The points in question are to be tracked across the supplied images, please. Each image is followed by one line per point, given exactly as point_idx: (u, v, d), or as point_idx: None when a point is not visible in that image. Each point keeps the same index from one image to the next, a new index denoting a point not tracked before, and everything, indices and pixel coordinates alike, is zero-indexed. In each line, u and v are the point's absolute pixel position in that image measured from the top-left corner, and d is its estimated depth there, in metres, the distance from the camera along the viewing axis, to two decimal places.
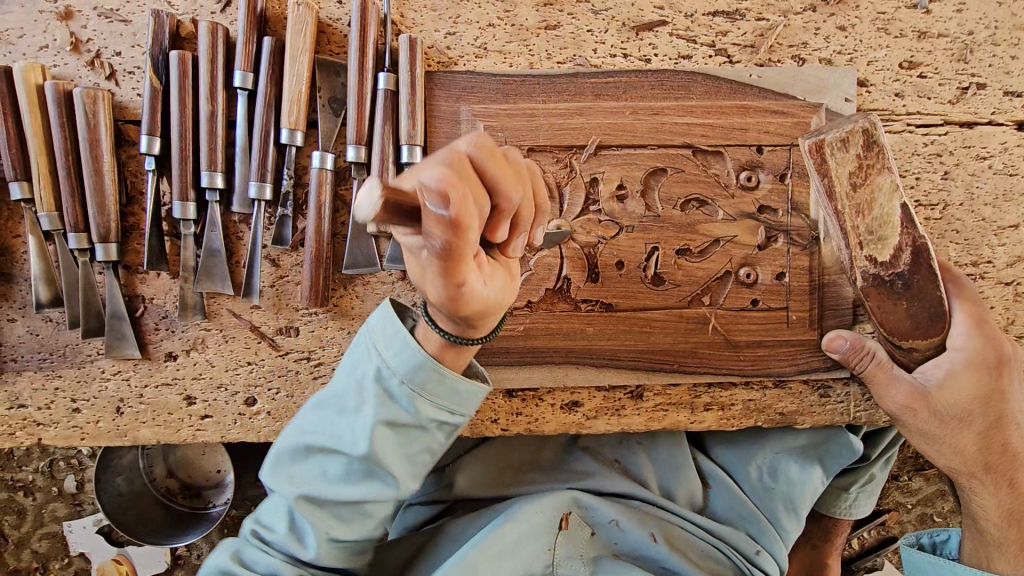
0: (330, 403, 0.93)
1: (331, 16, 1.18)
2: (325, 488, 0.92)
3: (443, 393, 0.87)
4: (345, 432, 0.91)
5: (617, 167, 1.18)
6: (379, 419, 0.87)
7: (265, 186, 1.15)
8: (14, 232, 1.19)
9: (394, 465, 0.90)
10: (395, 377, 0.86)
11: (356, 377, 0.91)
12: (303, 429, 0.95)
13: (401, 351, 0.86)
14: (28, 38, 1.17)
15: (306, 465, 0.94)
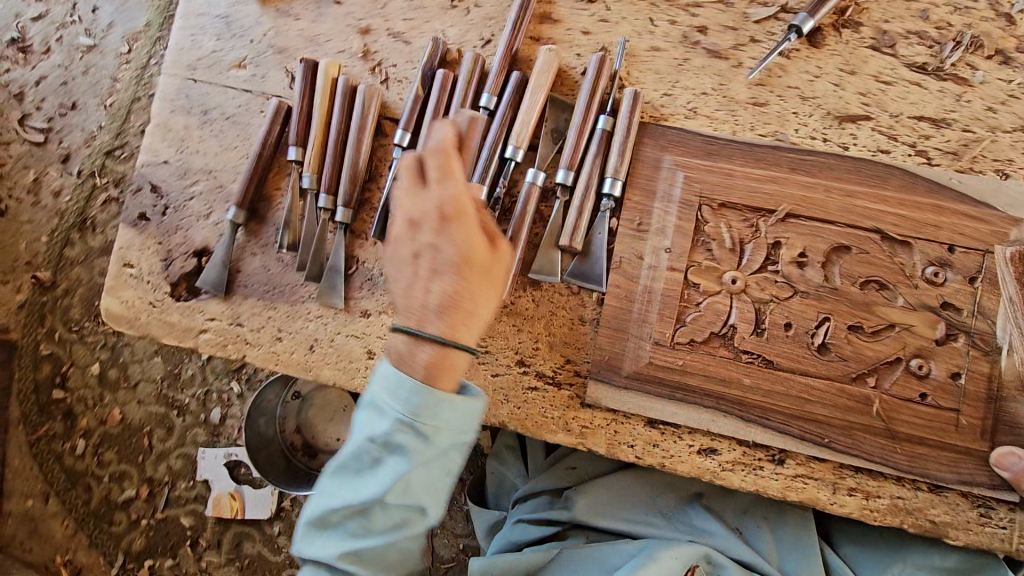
0: (347, 461, 1.00)
1: (569, 65, 1.41)
2: (354, 546, 0.99)
3: (445, 421, 0.96)
4: (368, 482, 0.98)
5: (802, 236, 1.25)
6: (396, 473, 0.96)
7: (482, 188, 1.34)
8: (277, 185, 1.47)
9: (421, 493, 0.98)
10: (410, 422, 0.96)
11: (365, 436, 0.99)
12: (322, 497, 1.02)
13: (403, 394, 0.96)
14: (332, 42, 1.49)
15: (332, 533, 1.00)
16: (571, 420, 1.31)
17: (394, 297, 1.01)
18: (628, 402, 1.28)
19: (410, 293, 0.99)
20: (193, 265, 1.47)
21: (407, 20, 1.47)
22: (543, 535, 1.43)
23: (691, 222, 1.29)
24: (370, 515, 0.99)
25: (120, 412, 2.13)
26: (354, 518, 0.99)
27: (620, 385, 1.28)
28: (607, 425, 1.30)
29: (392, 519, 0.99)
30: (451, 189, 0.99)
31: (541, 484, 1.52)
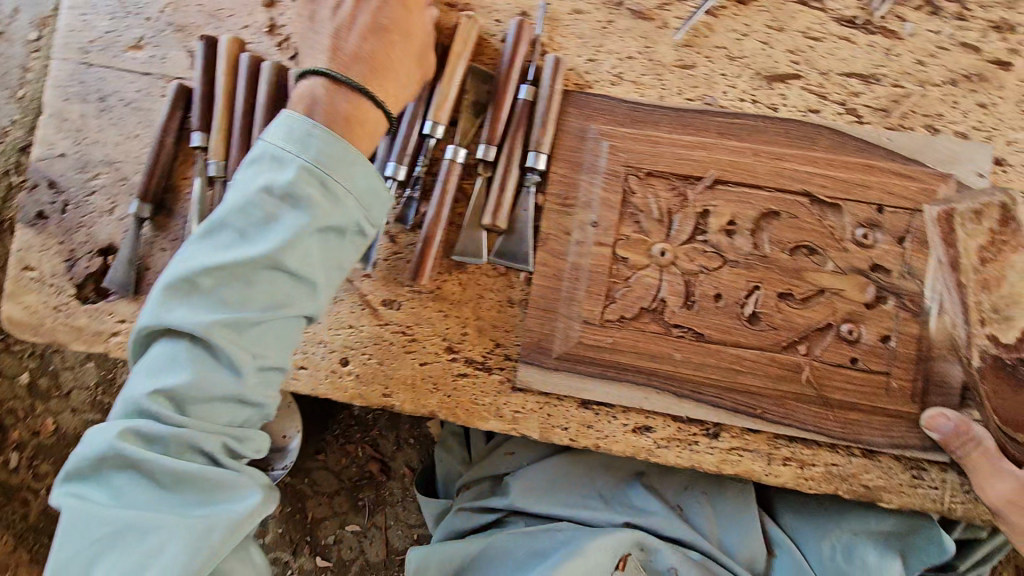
0: (224, 228, 0.98)
1: (488, 33, 1.32)
2: (204, 372, 0.94)
3: (354, 181, 1.04)
4: (255, 239, 0.97)
5: (730, 203, 1.21)
6: (300, 222, 0.98)
7: (401, 168, 1.26)
8: (184, 174, 1.38)
9: (312, 276, 1.00)
10: (316, 170, 1.00)
11: (259, 187, 0.99)
12: (173, 308, 0.95)
13: (309, 142, 1.01)
14: (235, 17, 1.38)
15: (177, 361, 0.94)
16: (503, 406, 1.27)
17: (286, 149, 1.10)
18: (559, 384, 1.24)
19: None
20: (100, 264, 1.38)
21: None
22: (481, 524, 1.46)
23: (618, 194, 1.23)
24: (241, 318, 0.95)
25: (53, 421, 2.03)
26: (229, 283, 0.96)
27: (549, 367, 1.23)
28: (540, 409, 1.26)
29: (270, 324, 0.98)
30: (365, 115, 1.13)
31: (480, 472, 1.54)
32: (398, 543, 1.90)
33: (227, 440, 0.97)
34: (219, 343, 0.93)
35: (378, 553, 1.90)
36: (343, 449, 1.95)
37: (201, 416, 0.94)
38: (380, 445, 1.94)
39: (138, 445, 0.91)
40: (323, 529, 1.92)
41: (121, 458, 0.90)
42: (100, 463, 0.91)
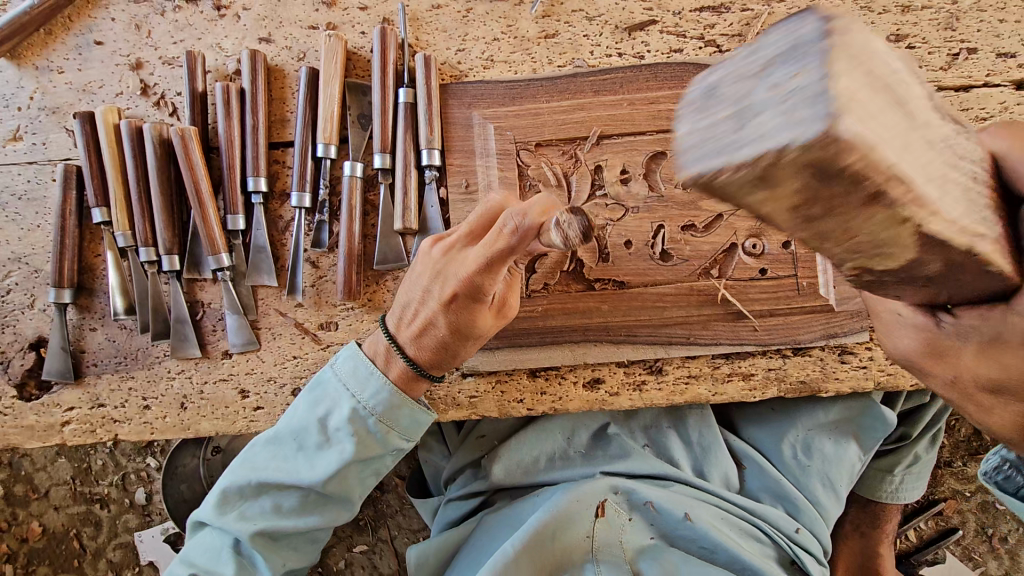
0: (289, 438, 1.15)
1: (356, 46, 1.34)
2: (276, 519, 1.15)
3: (399, 422, 1.16)
4: (303, 468, 1.14)
5: (619, 154, 1.27)
6: (342, 457, 1.13)
7: (305, 195, 1.30)
8: (95, 252, 1.38)
9: (347, 497, 1.19)
10: (366, 413, 1.14)
11: (320, 417, 1.14)
12: (256, 464, 1.15)
13: (374, 392, 1.14)
14: (106, 86, 1.38)
15: (256, 498, 1.16)
16: (458, 394, 1.32)
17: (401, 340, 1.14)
18: (504, 360, 1.29)
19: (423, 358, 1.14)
20: (34, 359, 1.37)
21: (177, 43, 1.37)
22: (469, 509, 1.55)
23: (513, 171, 1.29)
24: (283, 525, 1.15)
25: (39, 524, 2.01)
26: (281, 494, 1.16)
27: (490, 347, 1.29)
28: (493, 388, 1.32)
29: (324, 497, 1.18)
30: (483, 274, 1.00)
31: (461, 461, 1.62)
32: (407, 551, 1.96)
33: (289, 562, 1.20)
34: (290, 509, 1.16)
35: (391, 564, 1.96)
36: None
37: (268, 548, 1.15)
38: None
39: (229, 555, 1.14)
40: (332, 556, 1.97)
41: (216, 562, 1.14)
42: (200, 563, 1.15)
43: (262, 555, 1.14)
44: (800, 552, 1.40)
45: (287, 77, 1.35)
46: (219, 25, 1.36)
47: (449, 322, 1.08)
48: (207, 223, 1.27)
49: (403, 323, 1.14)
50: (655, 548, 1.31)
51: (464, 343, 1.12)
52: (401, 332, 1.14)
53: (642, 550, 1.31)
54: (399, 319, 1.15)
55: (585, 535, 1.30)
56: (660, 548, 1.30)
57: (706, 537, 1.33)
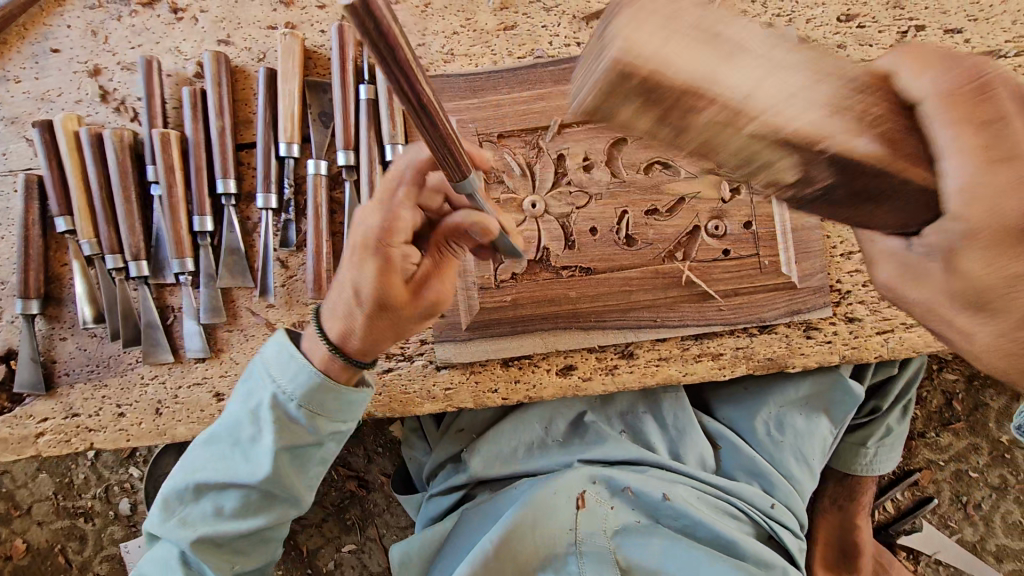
0: (222, 436, 1.10)
1: (316, 44, 1.34)
2: (218, 522, 1.09)
3: (326, 407, 1.07)
4: (239, 466, 1.08)
5: (581, 142, 1.29)
6: (273, 447, 1.06)
7: (270, 196, 1.30)
8: (61, 261, 1.37)
9: (290, 491, 1.11)
10: (288, 398, 1.05)
11: (249, 408, 1.08)
12: (193, 468, 1.10)
13: (295, 376, 1.05)
14: (66, 94, 1.37)
15: (197, 504, 1.10)
16: (433, 387, 1.34)
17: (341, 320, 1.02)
18: (477, 352, 1.31)
19: (365, 339, 1.03)
20: (5, 372, 1.37)
21: (135, 47, 1.36)
22: (451, 503, 1.55)
23: None
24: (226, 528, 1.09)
25: (23, 541, 1.99)
26: (219, 495, 1.09)
27: (463, 340, 1.31)
28: (468, 380, 1.33)
29: (268, 495, 1.11)
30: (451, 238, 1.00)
31: (441, 455, 1.63)
32: None
33: (241, 567, 1.13)
34: (232, 512, 1.10)
35: (381, 562, 1.97)
36: None
37: (214, 556, 1.09)
38: (352, 462, 1.96)
39: (175, 566, 1.08)
40: (320, 558, 1.97)
41: (162, 575, 1.09)
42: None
43: (208, 561, 1.08)
44: (776, 527, 1.43)
45: (249, 78, 1.35)
46: (177, 28, 1.35)
47: (371, 294, 0.98)
48: (176, 228, 1.28)
49: (328, 305, 1.06)
50: (637, 534, 1.33)
51: (386, 323, 1.01)
52: (325, 313, 1.06)
53: (626, 538, 1.33)
54: (326, 300, 1.07)
55: (567, 527, 1.31)
56: (641, 534, 1.33)
57: (684, 514, 1.36)
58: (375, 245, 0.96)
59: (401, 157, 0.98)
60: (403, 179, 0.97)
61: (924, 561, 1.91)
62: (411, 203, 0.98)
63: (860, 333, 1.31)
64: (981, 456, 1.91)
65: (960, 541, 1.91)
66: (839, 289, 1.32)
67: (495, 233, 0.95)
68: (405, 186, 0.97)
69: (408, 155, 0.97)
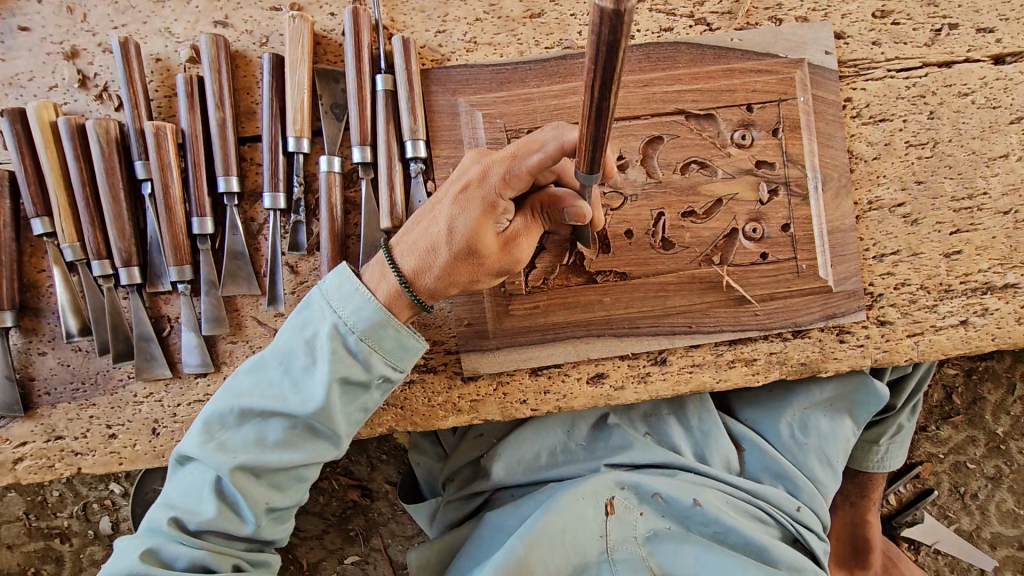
0: (271, 364, 1.05)
1: (325, 29, 1.23)
2: (259, 451, 1.04)
3: (385, 345, 1.04)
4: (286, 395, 1.03)
5: (615, 139, 1.22)
6: (325, 379, 1.02)
7: (279, 195, 1.19)
8: (38, 266, 1.23)
9: (334, 433, 1.06)
10: (348, 331, 1.03)
11: (304, 337, 1.04)
12: (236, 393, 1.04)
13: (357, 308, 1.03)
14: (38, 79, 1.21)
15: (238, 430, 1.04)
16: (458, 399, 1.26)
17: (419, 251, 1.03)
18: (505, 361, 1.24)
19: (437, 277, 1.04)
20: None
21: (119, 27, 1.21)
22: (472, 509, 1.53)
23: None
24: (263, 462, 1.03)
25: None
26: (260, 426, 1.04)
27: (491, 348, 1.23)
28: (495, 391, 1.26)
29: (307, 436, 1.07)
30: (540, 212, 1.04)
31: (458, 461, 1.56)
32: (401, 557, 1.90)
33: (274, 504, 1.08)
34: (274, 444, 1.05)
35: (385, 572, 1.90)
36: (317, 489, 1.88)
37: (250, 488, 1.04)
38: (354, 471, 1.87)
39: (211, 493, 1.04)
40: (323, 570, 1.90)
41: (197, 500, 1.05)
42: (180, 502, 1.05)
43: (242, 493, 1.03)
44: (802, 529, 1.42)
45: (251, 64, 1.22)
46: (166, 7, 1.22)
47: (467, 235, 0.99)
48: (175, 229, 1.17)
49: (408, 234, 1.06)
50: (669, 540, 1.30)
51: (465, 266, 1.03)
52: (403, 244, 1.05)
53: (658, 544, 1.30)
54: (405, 229, 1.06)
55: (597, 533, 1.29)
56: (672, 539, 1.31)
57: (714, 520, 1.33)
58: (488, 190, 0.97)
59: (545, 129, 0.98)
60: (544, 146, 0.95)
61: (924, 551, 1.97)
62: (528, 161, 0.95)
63: (891, 336, 1.30)
64: (978, 447, 1.95)
65: (957, 530, 1.97)
66: (872, 292, 1.30)
67: (585, 218, 1.02)
68: (542, 156, 0.95)
69: (556, 130, 0.96)
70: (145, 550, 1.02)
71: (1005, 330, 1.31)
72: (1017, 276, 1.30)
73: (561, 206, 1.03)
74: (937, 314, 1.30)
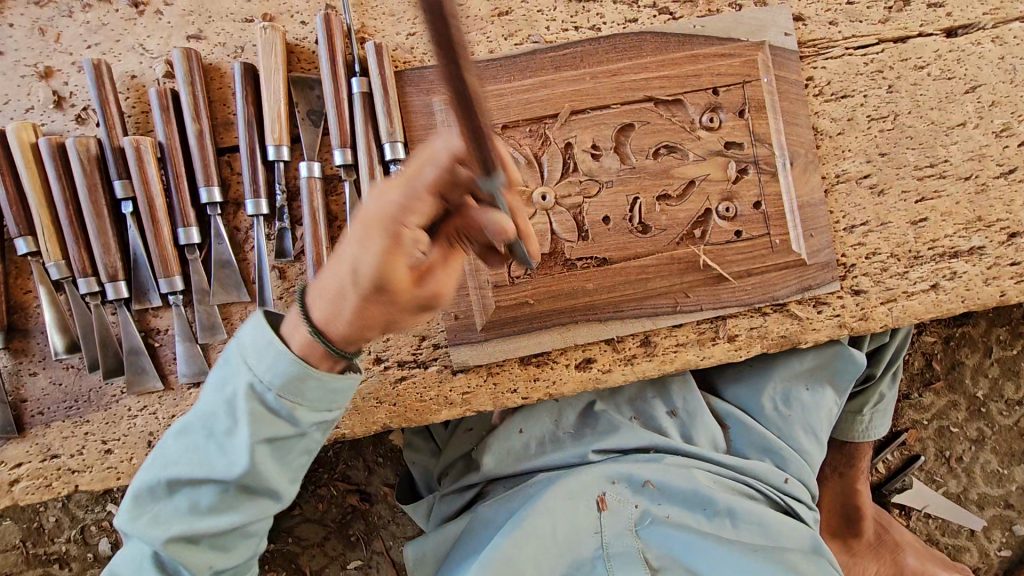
0: (194, 429, 0.97)
1: (298, 37, 1.25)
2: (192, 519, 0.96)
3: (307, 393, 0.95)
4: (213, 461, 0.95)
5: (587, 129, 1.26)
6: (251, 441, 0.93)
7: (261, 201, 1.20)
8: (25, 287, 1.24)
9: (272, 486, 0.99)
10: (266, 388, 0.94)
11: (222, 398, 0.96)
12: (161, 463, 0.97)
13: (272, 363, 0.93)
14: (13, 102, 1.22)
15: (169, 499, 0.97)
16: (450, 392, 1.28)
17: (333, 302, 0.89)
18: (494, 352, 1.26)
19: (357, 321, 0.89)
20: None
21: (93, 46, 1.23)
22: (462, 503, 1.54)
23: None
24: (196, 529, 0.96)
25: None
26: (193, 491, 0.97)
27: (479, 340, 1.26)
28: (486, 381, 1.28)
29: (243, 495, 0.99)
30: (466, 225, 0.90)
31: (451, 455, 1.60)
32: (403, 558, 1.90)
33: (219, 568, 0.99)
34: (207, 508, 0.97)
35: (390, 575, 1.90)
36: (317, 495, 1.89)
37: (190, 557, 0.96)
38: (352, 475, 1.88)
39: (150, 565, 0.97)
40: None
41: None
42: (126, 572, 0.99)
43: (183, 563, 0.96)
44: (791, 502, 1.46)
45: (225, 74, 1.24)
46: (139, 24, 1.23)
47: (372, 274, 0.84)
48: (161, 242, 1.18)
49: (318, 282, 0.92)
50: (666, 526, 1.32)
51: (379, 304, 0.87)
52: (314, 288, 0.92)
53: (653, 533, 1.32)
54: (317, 276, 0.92)
55: (591, 530, 1.31)
56: (671, 527, 1.32)
57: (710, 501, 1.35)
58: (388, 221, 0.82)
59: (439, 141, 0.84)
60: (436, 162, 0.82)
61: (915, 516, 2.02)
62: (427, 189, 0.83)
63: (866, 304, 1.34)
64: (960, 411, 2.01)
65: (945, 493, 2.02)
66: (845, 263, 1.34)
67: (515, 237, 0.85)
68: (439, 176, 0.82)
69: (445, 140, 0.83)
70: None
71: (974, 291, 1.36)
72: (981, 240, 1.35)
73: (480, 224, 0.87)
74: (908, 280, 1.35)
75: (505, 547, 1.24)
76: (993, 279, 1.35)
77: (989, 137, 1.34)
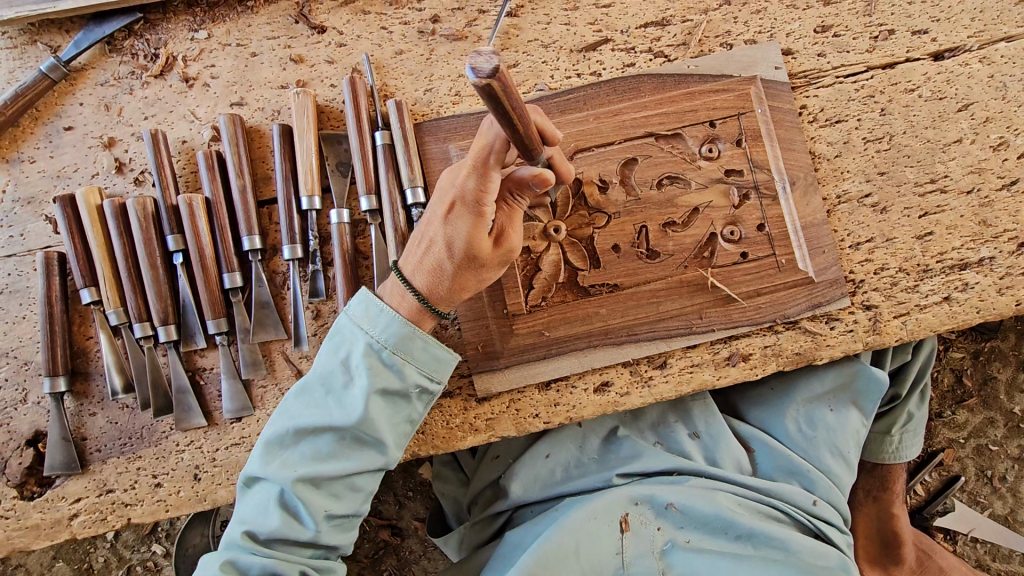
0: (315, 388, 1.13)
1: (327, 99, 1.39)
2: (316, 464, 1.11)
3: (416, 356, 1.13)
4: (335, 410, 1.11)
5: (593, 165, 1.34)
6: (366, 393, 1.10)
7: (296, 246, 1.32)
8: (86, 334, 1.36)
9: (380, 438, 1.12)
10: (381, 347, 1.12)
11: (339, 359, 1.13)
12: (290, 415, 1.13)
13: (387, 327, 1.12)
14: (81, 170, 1.38)
15: (295, 447, 1.12)
16: (474, 419, 1.34)
17: (417, 266, 1.13)
18: (516, 378, 1.33)
19: (441, 280, 1.12)
20: (33, 454, 1.34)
21: (149, 117, 1.39)
22: (494, 530, 1.59)
23: None
24: (319, 474, 1.10)
25: None
26: (316, 442, 1.12)
27: (500, 368, 1.32)
28: (508, 408, 1.34)
29: (355, 446, 1.13)
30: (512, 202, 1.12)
31: (479, 483, 1.64)
32: None
33: (333, 512, 1.12)
34: (327, 455, 1.12)
35: None
36: None
37: (311, 497, 1.10)
38: (383, 510, 1.93)
39: (276, 506, 1.10)
40: None
41: (264, 514, 1.10)
42: (251, 514, 1.11)
43: (306, 503, 1.09)
44: (821, 525, 1.45)
45: (265, 135, 1.38)
46: (189, 96, 1.39)
47: (462, 245, 1.08)
48: (209, 287, 1.30)
49: (411, 254, 1.14)
50: (687, 551, 1.33)
51: (470, 272, 1.11)
52: (411, 265, 1.14)
53: (678, 556, 1.34)
54: (409, 251, 1.15)
55: (613, 551, 1.33)
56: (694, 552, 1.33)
57: (733, 524, 1.36)
58: (471, 204, 1.05)
59: (485, 127, 1.01)
60: (490, 147, 0.99)
61: (961, 540, 1.95)
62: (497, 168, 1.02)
63: (879, 319, 1.36)
64: (998, 429, 1.96)
65: (991, 515, 1.95)
66: (854, 279, 1.37)
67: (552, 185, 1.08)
68: (495, 157, 1.01)
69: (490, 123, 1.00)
70: (224, 563, 1.08)
71: (988, 302, 1.37)
72: (990, 250, 1.37)
73: (526, 184, 1.08)
74: (919, 293, 1.37)
75: (529, 566, 1.26)
76: (1007, 289, 1.37)
77: (987, 151, 1.39)
